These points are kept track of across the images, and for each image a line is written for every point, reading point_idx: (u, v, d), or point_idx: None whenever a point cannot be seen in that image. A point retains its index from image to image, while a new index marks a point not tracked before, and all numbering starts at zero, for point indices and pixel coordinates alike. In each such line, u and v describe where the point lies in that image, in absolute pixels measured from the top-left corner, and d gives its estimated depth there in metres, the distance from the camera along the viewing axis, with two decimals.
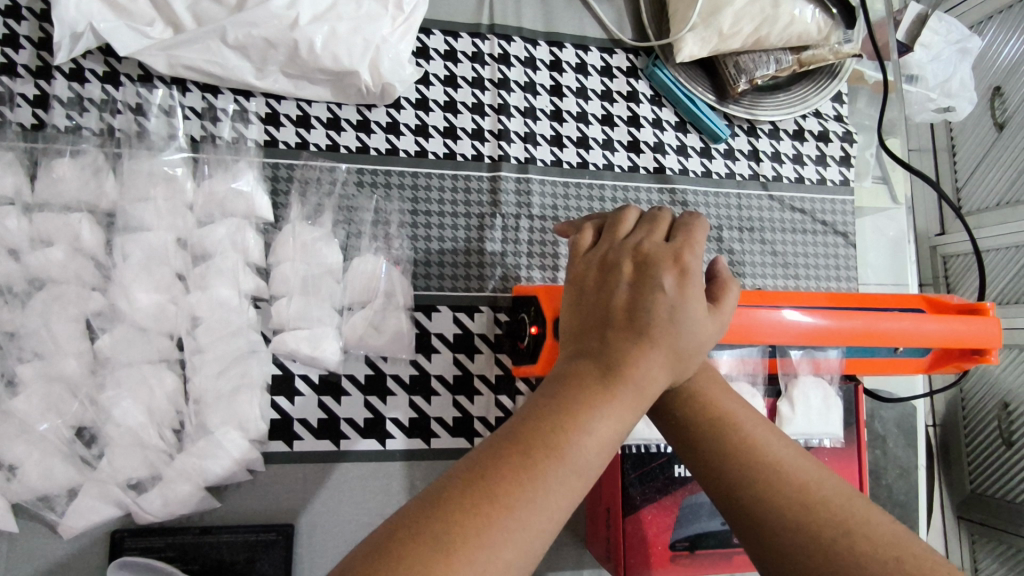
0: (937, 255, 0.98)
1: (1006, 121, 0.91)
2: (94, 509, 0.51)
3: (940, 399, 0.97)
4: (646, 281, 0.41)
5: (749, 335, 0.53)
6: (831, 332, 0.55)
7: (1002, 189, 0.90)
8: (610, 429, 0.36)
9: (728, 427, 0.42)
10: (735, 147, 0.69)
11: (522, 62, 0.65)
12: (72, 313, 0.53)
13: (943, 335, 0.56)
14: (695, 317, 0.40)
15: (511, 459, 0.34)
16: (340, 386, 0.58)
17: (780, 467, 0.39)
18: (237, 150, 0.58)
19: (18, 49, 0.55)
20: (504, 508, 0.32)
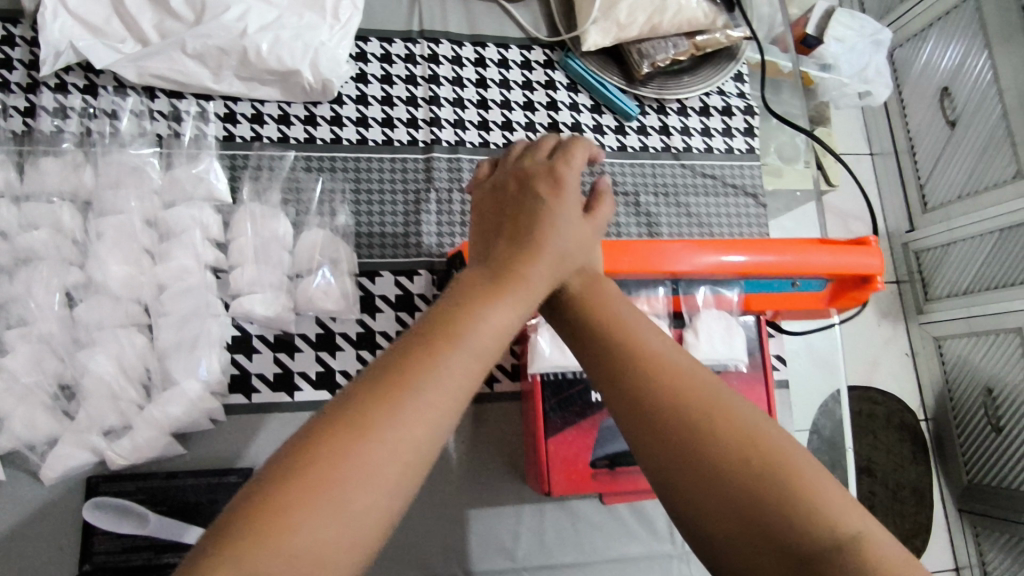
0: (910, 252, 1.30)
1: (957, 119, 1.18)
2: (70, 455, 0.58)
3: (932, 392, 1.24)
4: (530, 205, 0.47)
5: (659, 266, 0.60)
6: (729, 262, 0.61)
7: (960, 185, 1.18)
8: (501, 320, 0.39)
9: (616, 332, 0.43)
10: (647, 124, 0.77)
11: (449, 61, 0.74)
12: (53, 284, 0.60)
13: (829, 264, 0.62)
14: (571, 231, 0.47)
15: (402, 364, 0.35)
16: (293, 343, 0.65)
17: (664, 363, 0.41)
18: (199, 145, 0.66)
19: (12, 70, 0.65)
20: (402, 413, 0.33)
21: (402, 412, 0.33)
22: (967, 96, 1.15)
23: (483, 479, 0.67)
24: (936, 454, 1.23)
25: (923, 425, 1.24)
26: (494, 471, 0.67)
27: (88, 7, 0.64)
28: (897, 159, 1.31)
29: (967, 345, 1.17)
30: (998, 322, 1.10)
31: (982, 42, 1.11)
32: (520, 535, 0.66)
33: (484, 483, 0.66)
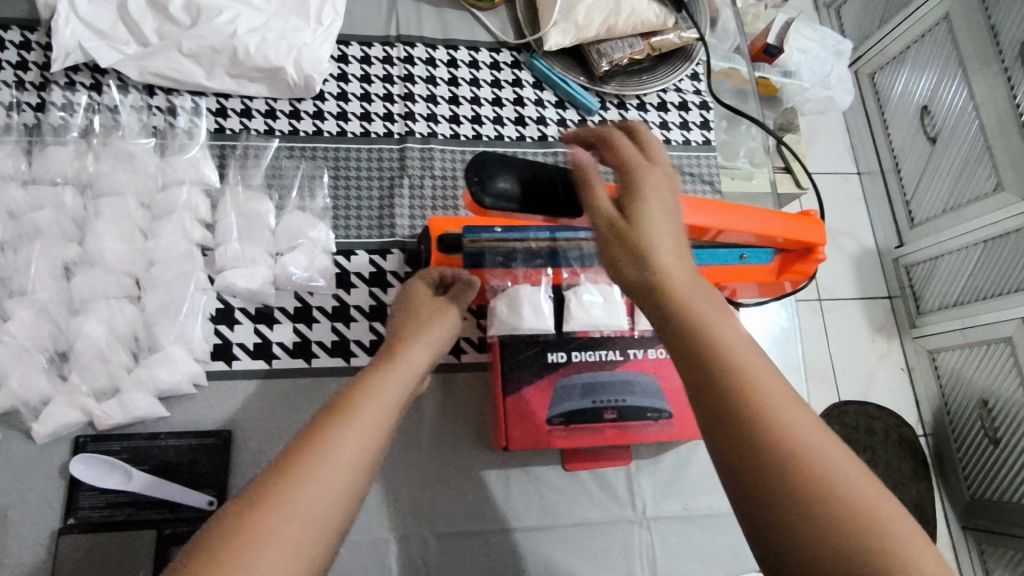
0: (901, 266, 1.20)
1: (937, 135, 1.12)
2: (62, 413, 0.62)
3: (928, 408, 1.13)
4: (639, 203, 0.43)
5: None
6: (701, 224, 0.61)
7: (944, 199, 1.12)
8: (411, 366, 0.48)
9: (702, 339, 0.36)
10: (608, 118, 0.83)
11: (423, 62, 0.81)
12: (53, 258, 0.65)
13: (786, 233, 0.66)
14: (663, 232, 0.41)
15: (343, 406, 0.41)
16: (272, 315, 0.70)
17: (750, 384, 0.34)
18: (191, 136, 0.72)
19: (27, 71, 0.73)
20: (344, 431, 0.39)
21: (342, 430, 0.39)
22: (948, 111, 1.09)
23: (451, 446, 0.69)
24: (938, 473, 1.11)
25: (922, 440, 1.12)
26: (461, 439, 0.70)
27: (97, 15, 0.72)
28: (885, 177, 1.24)
29: (960, 358, 1.07)
30: (988, 333, 1.02)
31: (957, 65, 1.07)
32: (487, 500, 0.68)
33: (451, 449, 0.69)
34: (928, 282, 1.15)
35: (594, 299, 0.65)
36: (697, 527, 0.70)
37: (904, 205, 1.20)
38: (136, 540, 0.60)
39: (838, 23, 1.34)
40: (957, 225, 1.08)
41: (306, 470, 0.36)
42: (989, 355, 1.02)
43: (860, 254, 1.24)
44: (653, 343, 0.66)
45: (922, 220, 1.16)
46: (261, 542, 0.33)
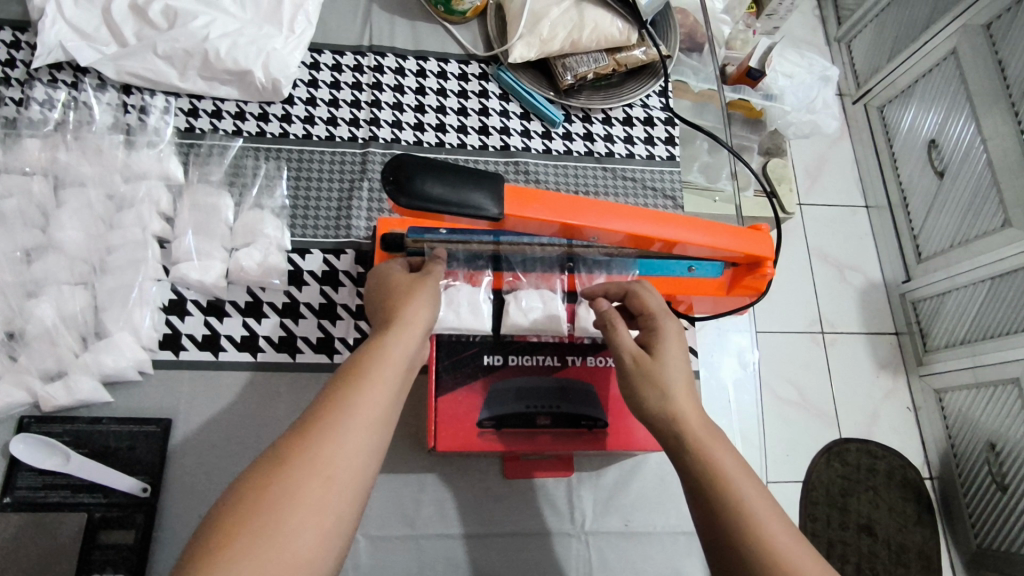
0: (908, 302, 1.16)
1: (945, 169, 1.11)
2: (6, 393, 0.63)
3: (935, 450, 1.09)
4: (658, 353, 0.52)
5: (570, 220, 0.59)
6: (640, 232, 0.62)
7: (953, 232, 1.08)
8: (398, 348, 0.48)
9: (716, 480, 0.46)
10: (572, 131, 0.84)
11: (393, 71, 0.83)
12: (15, 243, 0.68)
13: (731, 245, 0.65)
14: (677, 382, 0.50)
15: (328, 405, 0.43)
16: (223, 309, 0.71)
17: (752, 520, 0.44)
18: (160, 134, 0.75)
19: (14, 68, 0.77)
20: (351, 403, 0.43)
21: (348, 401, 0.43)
22: (955, 146, 1.08)
23: (390, 448, 0.69)
24: (943, 519, 1.05)
25: (928, 484, 1.07)
26: (399, 440, 0.70)
27: (82, 18, 0.76)
28: (892, 213, 1.22)
29: (967, 399, 1.03)
30: (996, 374, 0.98)
31: (965, 100, 1.05)
32: (422, 504, 0.67)
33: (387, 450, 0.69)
34: (935, 320, 1.11)
35: (533, 305, 0.65)
36: (637, 544, 0.68)
37: (912, 239, 1.17)
38: (66, 521, 0.61)
39: (849, 59, 1.35)
40: (963, 260, 1.05)
41: (319, 437, 0.41)
42: (988, 397, 1.00)
43: (867, 288, 1.21)
44: (593, 350, 0.66)
45: (929, 256, 1.13)
46: (284, 500, 0.38)
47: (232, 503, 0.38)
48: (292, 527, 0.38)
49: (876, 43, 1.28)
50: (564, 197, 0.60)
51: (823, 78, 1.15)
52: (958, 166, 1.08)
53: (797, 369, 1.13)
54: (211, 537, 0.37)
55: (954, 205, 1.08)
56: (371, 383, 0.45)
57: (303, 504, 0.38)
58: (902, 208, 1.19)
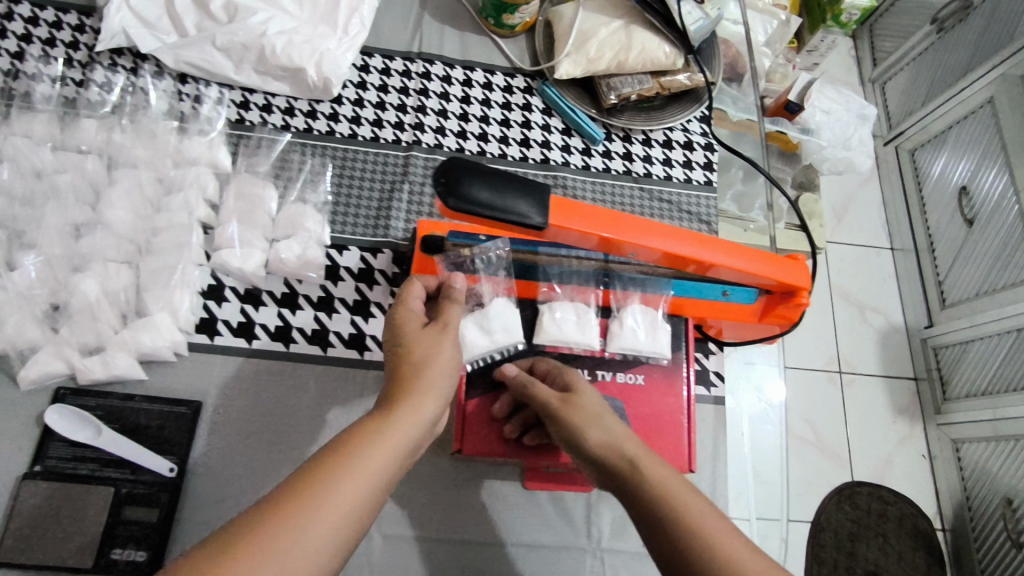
0: (929, 348, 1.15)
1: (975, 217, 1.10)
2: (46, 363, 0.65)
3: (949, 502, 1.07)
4: (575, 397, 0.56)
5: (612, 235, 0.59)
6: (681, 252, 0.62)
7: (979, 283, 1.08)
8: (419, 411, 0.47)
9: (665, 500, 0.47)
10: (612, 150, 0.85)
11: (440, 78, 0.85)
12: (67, 219, 0.70)
13: (769, 272, 0.65)
14: (593, 421, 0.54)
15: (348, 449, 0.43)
16: (259, 298, 0.72)
17: (703, 533, 0.45)
18: (211, 124, 0.77)
19: (77, 51, 0.79)
20: (381, 441, 0.44)
21: (380, 441, 0.44)
22: (988, 195, 1.08)
23: None
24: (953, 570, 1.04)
25: (939, 535, 1.06)
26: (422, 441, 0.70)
27: (146, 7, 0.78)
28: (919, 257, 1.21)
29: (985, 451, 1.01)
30: (1016, 428, 0.96)
31: (998, 152, 1.06)
32: (441, 507, 0.67)
33: None
34: (955, 367, 1.10)
35: (567, 317, 0.65)
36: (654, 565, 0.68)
37: (937, 286, 1.16)
38: (94, 494, 0.61)
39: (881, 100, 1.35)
40: (988, 308, 1.04)
41: (346, 467, 0.42)
42: (1006, 453, 0.98)
43: (892, 330, 1.19)
44: (623, 367, 0.66)
45: (954, 302, 1.12)
46: (302, 532, 0.38)
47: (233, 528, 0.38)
48: (306, 558, 0.38)
49: (911, 86, 1.27)
50: (608, 213, 0.60)
51: (862, 117, 1.16)
52: (989, 216, 1.07)
53: (817, 404, 1.12)
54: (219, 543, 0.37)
55: (983, 256, 1.08)
56: (399, 424, 0.46)
57: (321, 537, 0.39)
58: (929, 253, 1.19)
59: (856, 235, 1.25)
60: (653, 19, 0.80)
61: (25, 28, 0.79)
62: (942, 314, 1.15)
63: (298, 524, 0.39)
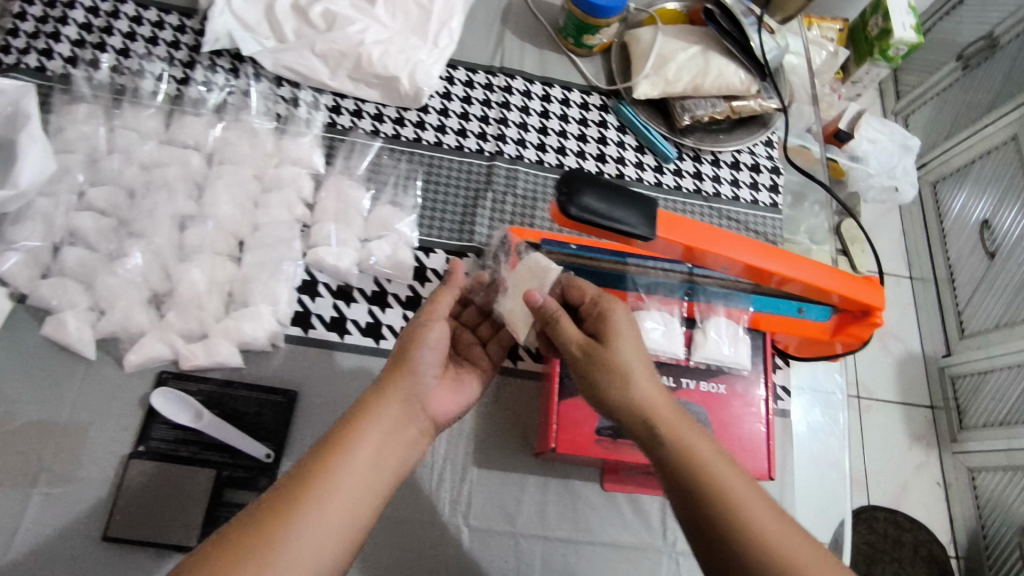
0: (946, 375, 1.17)
1: (996, 251, 1.12)
2: (154, 347, 0.68)
3: (965, 529, 1.08)
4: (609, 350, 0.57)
5: (708, 249, 0.63)
6: (768, 267, 0.66)
7: (1000, 312, 1.10)
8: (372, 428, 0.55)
9: (699, 463, 0.49)
10: (683, 168, 0.89)
11: (521, 93, 0.88)
12: (170, 210, 0.72)
13: (849, 290, 0.68)
14: (635, 374, 0.55)
15: (319, 464, 0.51)
16: (351, 294, 0.75)
17: (733, 500, 0.47)
18: (307, 126, 0.80)
19: (178, 49, 0.82)
20: (362, 435, 0.54)
21: (361, 434, 0.54)
22: (1010, 229, 1.10)
23: (493, 444, 0.72)
24: None
25: (954, 562, 1.07)
26: (505, 438, 0.73)
27: (247, 11, 0.81)
28: (937, 288, 1.23)
29: (1002, 480, 1.02)
30: None
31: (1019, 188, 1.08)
32: (522, 501, 0.71)
33: (495, 445, 0.72)
34: (974, 397, 1.11)
35: (656, 326, 0.68)
36: None
37: (955, 314, 1.18)
38: (197, 474, 0.64)
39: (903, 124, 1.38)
40: (1007, 338, 1.06)
41: (315, 483, 0.50)
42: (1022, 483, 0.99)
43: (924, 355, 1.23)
44: (706, 376, 0.69)
45: (973, 332, 1.14)
46: (309, 510, 0.48)
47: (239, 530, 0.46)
48: (313, 530, 0.47)
49: (936, 119, 1.29)
50: (705, 228, 0.64)
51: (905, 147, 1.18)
52: (1010, 249, 1.09)
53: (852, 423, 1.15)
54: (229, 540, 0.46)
55: (1005, 288, 1.10)
56: (352, 442, 0.53)
57: (323, 513, 0.48)
58: (949, 283, 1.21)
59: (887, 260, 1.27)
60: (730, 46, 0.84)
61: (130, 26, 0.82)
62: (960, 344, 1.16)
63: (300, 508, 0.48)
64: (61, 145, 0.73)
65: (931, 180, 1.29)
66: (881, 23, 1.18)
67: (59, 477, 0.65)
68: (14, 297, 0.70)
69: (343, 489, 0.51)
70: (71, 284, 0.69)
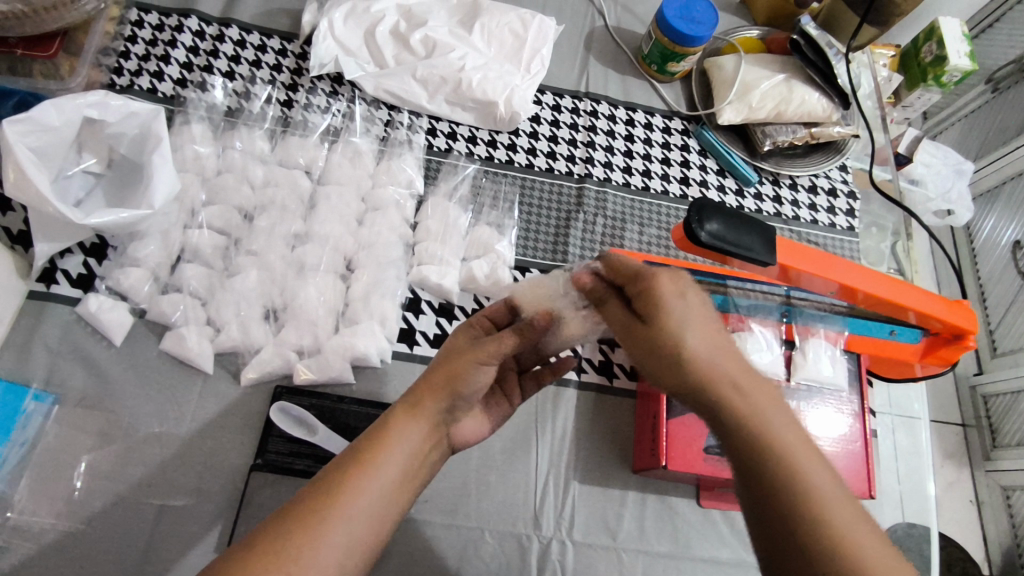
0: (978, 396, 1.01)
1: None
2: (270, 361, 0.70)
3: (997, 547, 0.92)
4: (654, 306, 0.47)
5: (818, 273, 0.65)
6: (872, 291, 0.67)
7: None
8: (392, 465, 0.47)
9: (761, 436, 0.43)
10: (763, 192, 0.91)
11: (606, 117, 0.91)
12: (284, 229, 0.75)
13: (952, 316, 0.69)
14: (687, 331, 0.46)
15: (323, 503, 0.44)
16: (452, 312, 0.77)
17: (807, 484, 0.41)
18: (406, 147, 0.82)
19: (281, 73, 0.86)
20: (388, 456, 0.47)
21: (387, 453, 0.48)
22: None
23: (593, 459, 0.74)
24: None
25: None
26: (606, 454, 0.75)
27: (350, 39, 0.85)
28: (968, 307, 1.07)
29: None
30: None
31: None
32: (623, 517, 0.72)
33: (597, 460, 0.74)
34: (1008, 419, 0.95)
35: (760, 352, 0.72)
36: None
37: (986, 334, 1.04)
38: None
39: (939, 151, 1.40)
40: None
41: (314, 529, 0.42)
42: None
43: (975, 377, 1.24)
44: (807, 396, 0.72)
45: (1006, 352, 0.99)
46: (327, 531, 0.43)
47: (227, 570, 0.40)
48: (333, 557, 0.42)
49: (962, 140, 1.13)
50: (813, 253, 0.66)
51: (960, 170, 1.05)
52: None
53: None
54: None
55: None
56: (364, 479, 0.46)
57: (344, 533, 0.43)
58: (978, 299, 1.06)
59: (931, 276, 1.09)
60: (814, 75, 0.88)
61: (235, 50, 0.85)
62: (992, 364, 1.02)
63: (322, 525, 0.43)
64: (178, 163, 0.76)
65: (975, 191, 1.10)
66: (934, 48, 0.98)
67: (183, 489, 0.65)
68: (134, 313, 0.71)
69: (341, 542, 0.43)
70: (190, 300, 0.71)
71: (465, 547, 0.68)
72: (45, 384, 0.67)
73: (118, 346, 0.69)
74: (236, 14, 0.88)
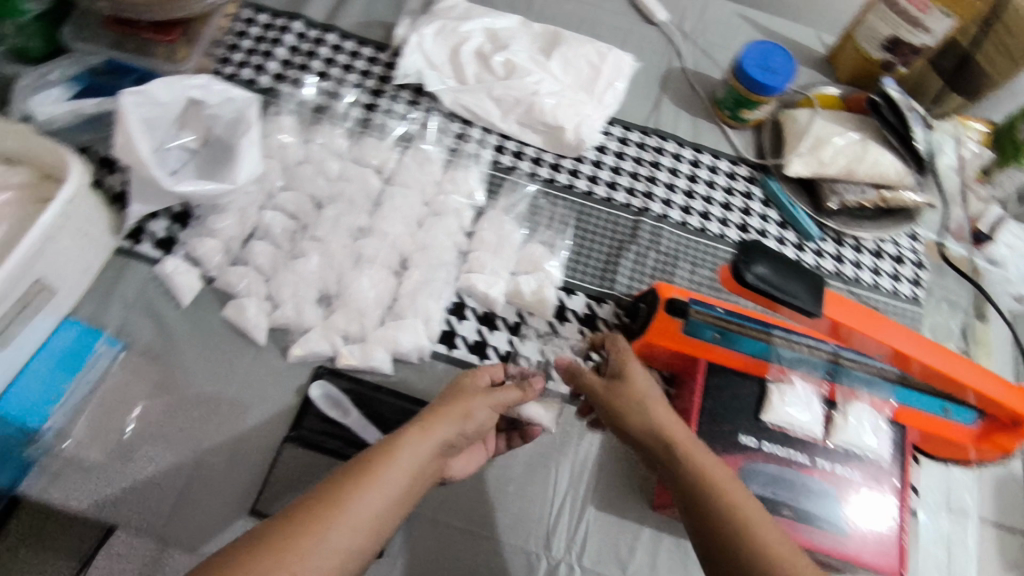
0: None
1: None
2: (317, 342, 0.73)
3: None
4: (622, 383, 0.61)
5: (869, 334, 0.63)
6: (928, 362, 0.64)
7: None
8: (402, 467, 0.50)
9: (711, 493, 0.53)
10: (824, 250, 0.89)
11: (672, 155, 0.93)
12: (349, 222, 0.80)
13: (1010, 401, 0.65)
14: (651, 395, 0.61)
15: (332, 495, 0.47)
16: (494, 321, 0.79)
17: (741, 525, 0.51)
18: (474, 161, 0.86)
19: (369, 79, 0.91)
20: (397, 459, 0.50)
21: (396, 463, 0.50)
22: None
23: (613, 489, 0.74)
24: None
25: None
26: (627, 486, 0.74)
27: (438, 55, 0.90)
28: None
29: None
30: None
31: None
32: (636, 553, 0.71)
33: (616, 491, 0.74)
34: None
35: (799, 406, 0.70)
36: None
37: None
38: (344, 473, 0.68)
39: None
40: None
41: (325, 517, 0.45)
42: None
43: None
44: (842, 461, 0.69)
45: None
46: (332, 529, 0.45)
47: (241, 548, 0.43)
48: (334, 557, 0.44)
49: None
50: (866, 311, 0.64)
51: None
52: None
53: None
54: (233, 553, 0.43)
55: None
56: (377, 476, 0.49)
57: (347, 536, 0.45)
58: None
59: None
60: (889, 137, 0.87)
61: (330, 53, 0.92)
62: None
63: (327, 524, 0.45)
64: (265, 149, 0.82)
65: None
66: None
67: (220, 449, 0.69)
68: (203, 279, 0.76)
69: (349, 532, 0.46)
70: (255, 274, 0.76)
71: (475, 553, 0.68)
72: (117, 330, 0.73)
73: (184, 307, 0.75)
74: (337, 22, 0.95)
